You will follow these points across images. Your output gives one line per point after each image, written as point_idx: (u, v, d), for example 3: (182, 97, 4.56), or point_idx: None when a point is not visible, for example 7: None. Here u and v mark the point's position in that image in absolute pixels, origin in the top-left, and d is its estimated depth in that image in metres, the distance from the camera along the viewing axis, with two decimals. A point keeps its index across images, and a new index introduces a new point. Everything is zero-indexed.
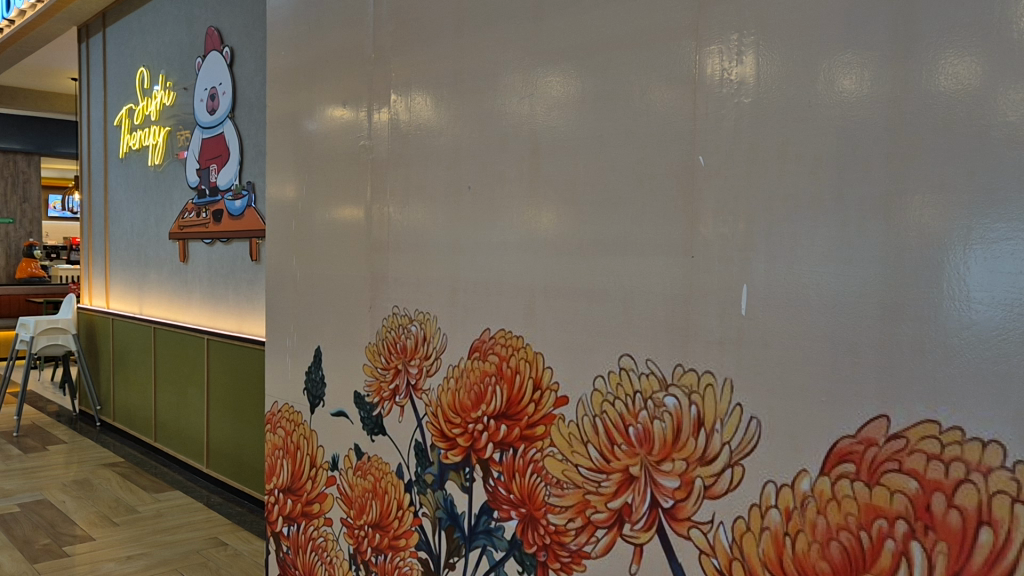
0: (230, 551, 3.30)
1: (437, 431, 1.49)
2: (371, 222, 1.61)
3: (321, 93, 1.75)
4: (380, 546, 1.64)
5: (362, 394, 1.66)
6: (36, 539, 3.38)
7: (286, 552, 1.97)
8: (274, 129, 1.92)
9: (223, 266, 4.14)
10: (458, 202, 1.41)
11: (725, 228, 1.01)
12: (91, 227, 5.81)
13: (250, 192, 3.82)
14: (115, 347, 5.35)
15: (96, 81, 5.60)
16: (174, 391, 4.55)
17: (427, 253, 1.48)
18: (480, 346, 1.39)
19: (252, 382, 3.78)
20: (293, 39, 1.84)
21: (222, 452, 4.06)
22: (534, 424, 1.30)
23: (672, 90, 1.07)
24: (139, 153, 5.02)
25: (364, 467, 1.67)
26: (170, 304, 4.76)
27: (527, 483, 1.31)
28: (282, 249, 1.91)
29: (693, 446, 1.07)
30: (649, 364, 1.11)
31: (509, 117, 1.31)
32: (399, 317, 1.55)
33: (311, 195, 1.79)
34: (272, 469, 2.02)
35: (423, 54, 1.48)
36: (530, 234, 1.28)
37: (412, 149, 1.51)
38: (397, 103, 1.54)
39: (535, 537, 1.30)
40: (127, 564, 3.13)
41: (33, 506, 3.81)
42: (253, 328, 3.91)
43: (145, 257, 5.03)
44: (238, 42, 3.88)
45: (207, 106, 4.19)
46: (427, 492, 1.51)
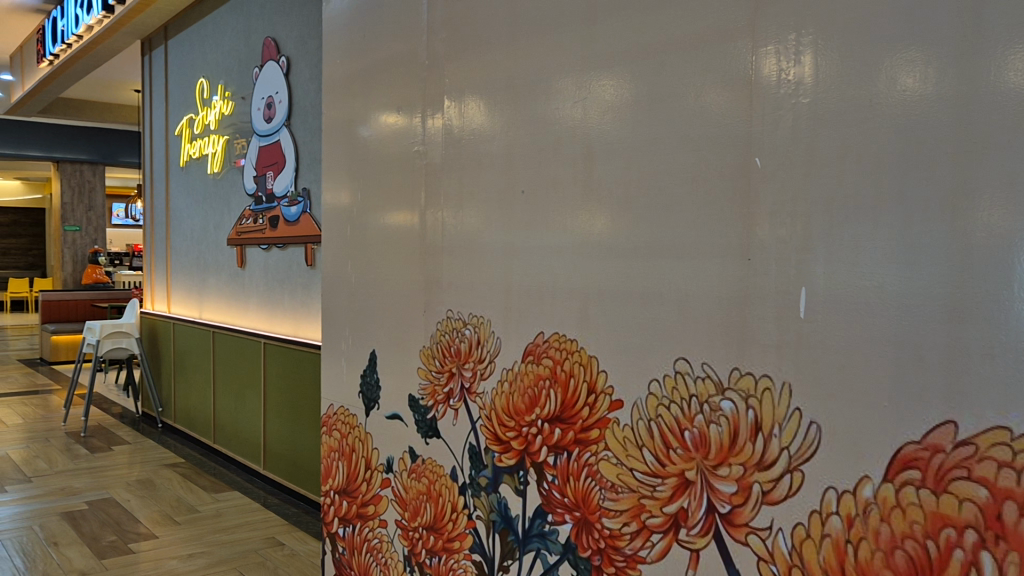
0: (287, 551, 3.36)
1: (491, 435, 1.49)
2: (425, 227, 1.63)
3: (376, 99, 1.78)
4: (434, 548, 1.65)
5: (416, 397, 1.68)
6: (104, 536, 3.49)
7: (342, 553, 1.99)
8: (330, 136, 1.96)
9: (280, 271, 4.22)
10: (511, 207, 1.42)
11: (783, 229, 1.00)
12: (153, 234, 5.97)
13: (306, 198, 3.88)
14: (176, 351, 5.48)
15: (158, 92, 5.76)
16: (232, 394, 4.65)
17: (481, 257, 1.49)
18: (533, 350, 1.39)
19: (308, 384, 3.84)
20: (348, 48, 1.87)
21: (279, 453, 4.14)
22: (588, 428, 1.29)
23: (727, 92, 1.06)
24: (199, 161, 5.15)
25: (419, 469, 1.68)
26: (228, 308, 4.86)
27: (582, 487, 1.31)
28: (338, 254, 1.94)
29: (751, 450, 1.06)
30: (704, 367, 1.10)
31: (562, 121, 1.31)
32: (453, 320, 1.56)
33: (365, 201, 1.82)
34: (328, 471, 2.05)
35: (477, 60, 1.49)
36: (584, 238, 1.28)
37: (465, 154, 1.52)
38: (451, 108, 1.56)
39: (589, 541, 1.29)
40: (189, 562, 3.21)
41: (99, 504, 3.93)
42: (309, 331, 3.98)
43: (205, 263, 5.16)
44: (295, 52, 3.96)
45: (264, 114, 4.27)
46: (480, 495, 1.52)
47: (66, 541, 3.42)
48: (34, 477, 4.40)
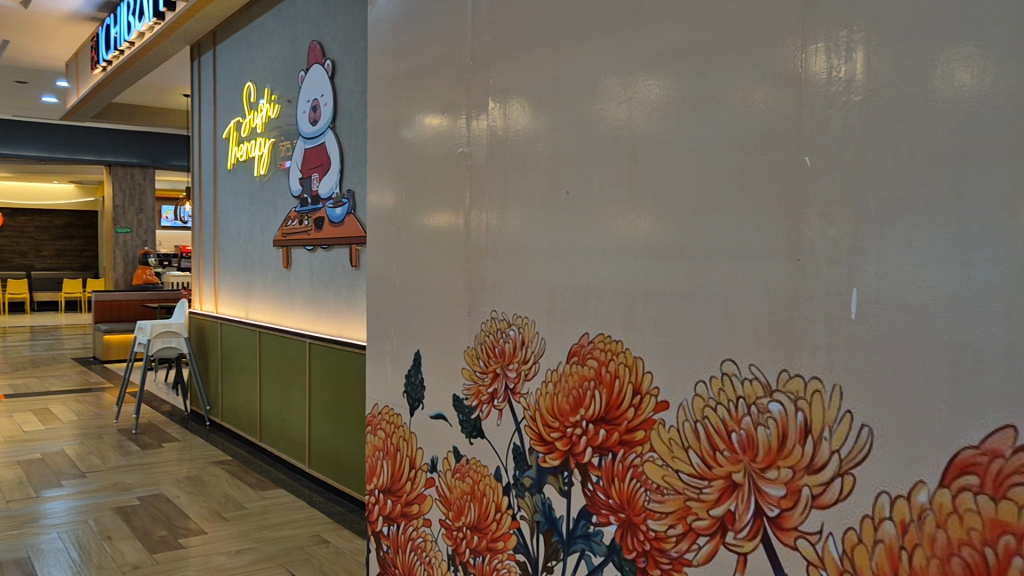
0: (332, 549, 3.40)
1: (536, 435, 1.49)
2: (469, 228, 1.64)
3: (420, 102, 1.79)
4: (478, 548, 1.65)
5: (461, 398, 1.69)
6: (155, 531, 3.57)
7: (386, 551, 2.01)
8: (375, 138, 1.98)
9: (325, 271, 4.27)
10: (556, 207, 1.41)
11: (833, 229, 0.99)
12: (202, 236, 6.09)
13: (351, 200, 3.92)
14: (223, 351, 5.58)
15: (206, 96, 5.87)
16: (278, 393, 4.72)
17: (525, 259, 1.49)
18: (578, 350, 1.39)
19: (352, 383, 3.88)
20: (393, 51, 1.89)
21: (324, 451, 4.19)
22: (633, 429, 1.29)
23: (776, 91, 1.05)
24: (246, 163, 5.23)
25: (463, 469, 1.69)
26: (274, 309, 4.93)
27: (627, 488, 1.30)
28: (383, 255, 1.95)
29: (800, 453, 1.04)
30: (752, 369, 1.09)
31: (607, 121, 1.31)
32: (498, 321, 1.57)
33: (410, 203, 1.83)
34: (373, 470, 2.07)
35: (521, 61, 1.49)
36: (629, 238, 1.27)
37: (509, 156, 1.53)
38: (495, 110, 1.56)
39: (634, 543, 1.28)
40: (237, 558, 3.27)
41: (150, 500, 4.02)
42: (354, 332, 4.02)
43: (251, 264, 5.24)
44: (341, 55, 4.01)
45: (309, 117, 4.32)
46: (525, 496, 1.52)
47: (119, 535, 3.50)
48: (88, 473, 4.52)
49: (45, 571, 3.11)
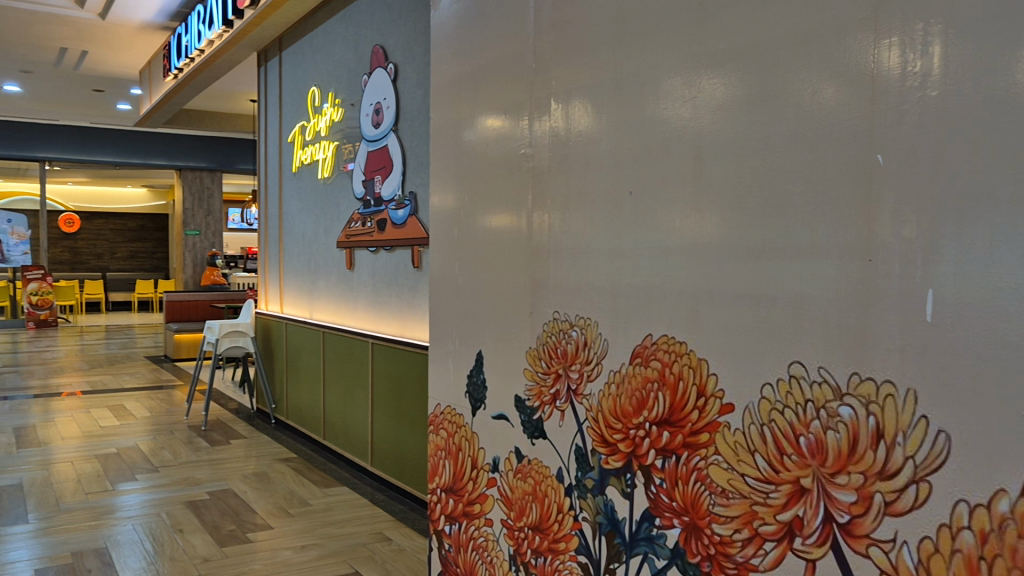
0: (395, 546, 3.44)
1: (598, 437, 1.49)
2: (531, 229, 1.64)
3: (481, 103, 1.80)
4: (540, 548, 1.65)
5: (523, 398, 1.69)
6: (224, 525, 3.67)
7: (448, 550, 2.02)
8: (437, 140, 2.00)
9: (388, 272, 4.33)
10: (618, 208, 1.41)
11: (907, 229, 0.96)
12: (268, 238, 6.23)
13: (413, 201, 3.96)
14: (288, 350, 5.69)
15: (272, 101, 6.01)
16: (341, 391, 4.80)
17: (587, 260, 1.49)
18: (641, 352, 1.38)
19: (415, 382, 3.92)
20: (455, 53, 1.91)
21: (386, 450, 4.24)
22: (697, 432, 1.28)
23: (847, 88, 1.03)
24: (310, 166, 5.33)
25: (524, 470, 1.69)
26: (338, 309, 5.02)
27: (691, 491, 1.29)
28: (445, 257, 1.97)
29: (872, 458, 1.02)
30: (821, 372, 1.07)
31: (671, 120, 1.30)
32: (560, 322, 1.57)
33: (472, 204, 1.85)
34: (435, 469, 2.09)
35: (584, 61, 1.49)
36: (693, 239, 1.26)
37: (571, 156, 1.52)
38: (558, 111, 1.56)
39: (698, 547, 1.27)
40: (303, 553, 3.33)
41: (219, 494, 4.14)
42: (416, 332, 4.07)
43: (316, 265, 5.34)
44: (403, 58, 4.06)
45: (372, 120, 4.39)
46: (587, 497, 1.52)
47: (191, 528, 3.61)
48: (160, 467, 4.67)
49: (121, 561, 3.22)
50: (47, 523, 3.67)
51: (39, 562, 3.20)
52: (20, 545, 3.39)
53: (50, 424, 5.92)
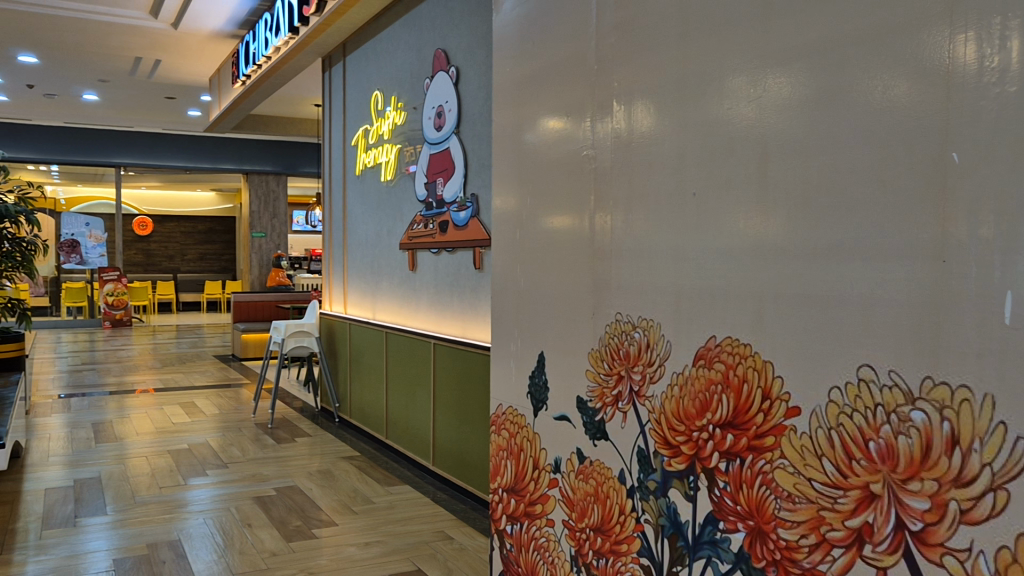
0: (456, 545, 3.47)
1: (661, 438, 1.48)
2: (593, 230, 1.64)
3: (543, 105, 1.81)
4: (602, 550, 1.65)
5: (585, 399, 1.69)
6: (291, 520, 3.75)
7: (509, 550, 2.04)
8: (499, 142, 2.02)
9: (450, 273, 4.37)
10: (682, 209, 1.40)
11: (985, 229, 0.93)
12: (332, 240, 6.35)
13: (475, 203, 4.00)
14: (351, 350, 5.79)
15: (336, 106, 6.12)
16: (404, 391, 4.86)
17: (649, 261, 1.48)
18: (705, 354, 1.37)
19: (476, 383, 3.95)
20: (517, 55, 1.92)
21: (448, 450, 4.28)
22: (763, 435, 1.26)
23: (919, 84, 1.01)
24: (373, 168, 5.41)
25: (587, 471, 1.70)
26: (400, 310, 5.09)
27: (756, 495, 1.27)
28: (507, 259, 1.98)
29: (946, 465, 0.99)
30: (892, 375, 1.04)
31: (735, 120, 1.28)
32: (623, 323, 1.57)
33: (533, 205, 1.86)
34: (497, 469, 2.11)
35: (647, 62, 1.49)
36: (758, 239, 1.25)
37: (633, 157, 1.52)
38: (620, 112, 1.56)
39: (764, 551, 1.25)
40: (367, 550, 3.39)
41: (285, 491, 4.24)
42: (478, 333, 4.10)
43: (379, 266, 5.42)
44: (465, 61, 4.10)
45: (434, 123, 4.43)
46: (649, 499, 1.51)
47: (259, 523, 3.70)
48: (229, 464, 4.80)
49: (193, 553, 3.33)
50: (124, 516, 3.82)
51: (117, 553, 3.33)
52: (98, 536, 3.53)
53: (125, 420, 6.14)
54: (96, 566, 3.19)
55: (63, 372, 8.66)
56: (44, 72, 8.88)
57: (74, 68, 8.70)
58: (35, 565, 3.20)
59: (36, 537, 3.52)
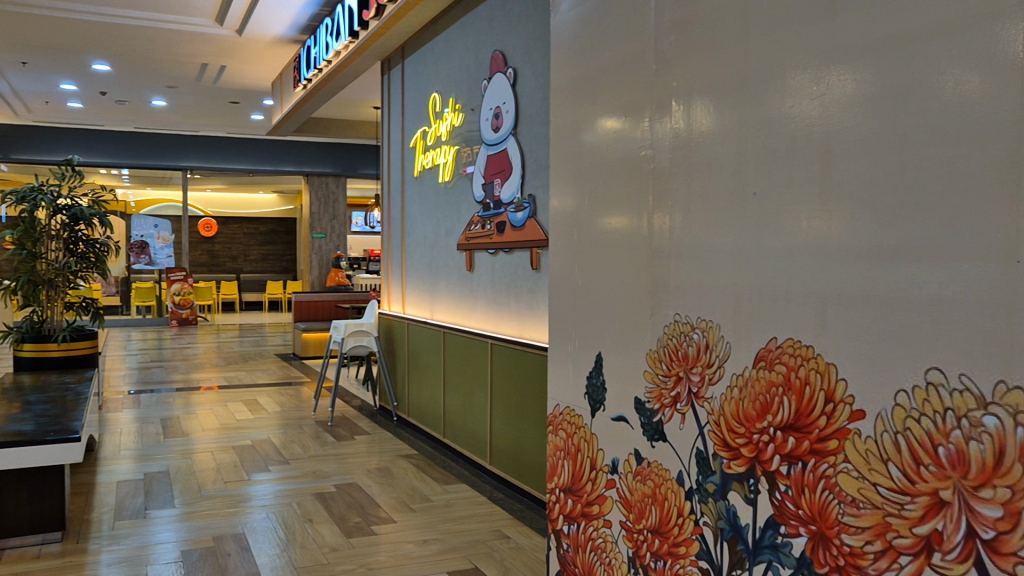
0: (513, 544, 3.49)
1: (720, 440, 1.47)
2: (650, 230, 1.64)
3: (600, 105, 1.81)
4: (659, 551, 1.64)
5: (642, 400, 1.69)
6: (351, 517, 3.82)
7: (566, 550, 2.04)
8: (556, 143, 2.02)
9: (507, 273, 4.38)
10: (742, 209, 1.38)
11: None
12: (391, 240, 6.42)
13: (532, 204, 4.00)
14: (409, 350, 5.86)
15: (395, 108, 6.20)
16: (461, 391, 4.90)
17: (709, 261, 1.47)
18: (765, 355, 1.35)
19: (533, 383, 3.96)
20: (575, 56, 1.92)
21: (505, 449, 4.31)
22: (826, 438, 1.24)
23: (993, 79, 0.98)
24: (431, 170, 5.47)
25: (644, 472, 1.69)
26: (458, 310, 5.13)
27: (818, 500, 1.25)
28: (564, 259, 1.99)
29: (1021, 472, 0.96)
30: (962, 379, 1.02)
31: (797, 118, 1.27)
32: (681, 324, 1.55)
33: (591, 205, 1.86)
34: (554, 469, 2.11)
35: (707, 60, 1.47)
36: (820, 240, 1.23)
37: (693, 156, 1.51)
38: (680, 111, 1.55)
39: (827, 557, 1.23)
40: (425, 547, 3.43)
41: (345, 487, 4.31)
42: (535, 333, 4.11)
43: (437, 267, 5.47)
44: (522, 62, 4.11)
45: (491, 124, 4.46)
46: (708, 501, 1.50)
47: (319, 519, 3.78)
48: (291, 460, 4.90)
49: (257, 547, 3.42)
50: (191, 509, 3.93)
51: (184, 544, 3.43)
52: (166, 528, 3.65)
53: (192, 416, 6.32)
54: (165, 557, 3.29)
55: (133, 369, 8.95)
56: (116, 79, 9.19)
57: (144, 75, 9.00)
58: (108, 554, 3.32)
59: (109, 528, 3.65)
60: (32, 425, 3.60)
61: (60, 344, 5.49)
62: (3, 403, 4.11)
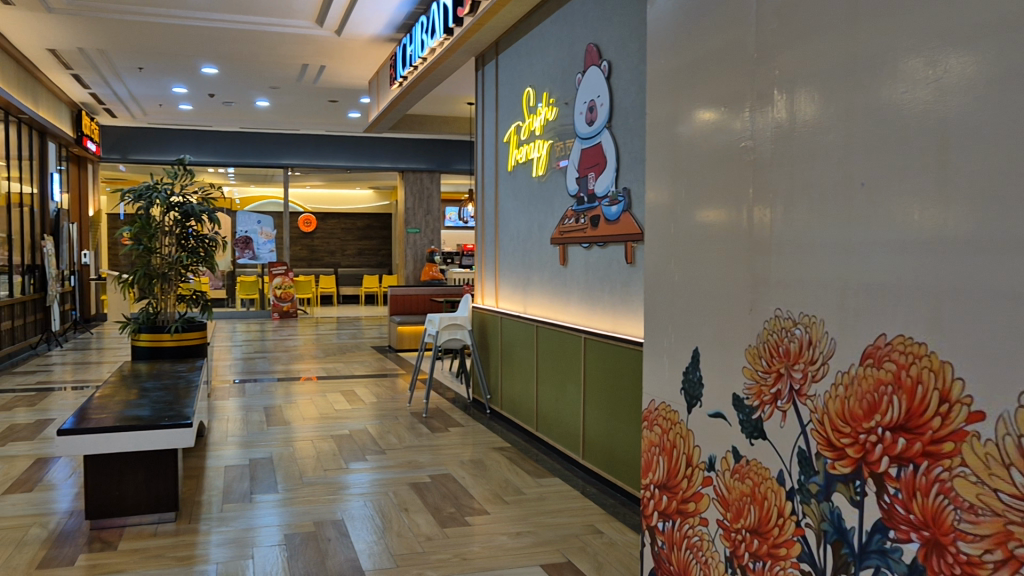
0: (606, 539, 3.47)
1: (824, 440, 1.42)
2: (750, 223, 1.60)
3: (698, 96, 1.78)
4: (758, 552, 1.60)
5: (741, 397, 1.65)
6: (445, 507, 3.88)
7: (661, 547, 2.01)
8: (652, 135, 2.00)
9: (601, 268, 4.36)
10: (849, 200, 1.33)
11: None
12: (485, 235, 6.48)
13: (626, 197, 3.97)
14: (502, 344, 5.90)
15: (489, 103, 6.24)
16: (554, 385, 4.90)
17: (812, 255, 1.42)
18: (874, 352, 1.30)
19: (628, 378, 3.92)
20: (672, 46, 1.89)
21: (598, 444, 4.29)
22: (940, 440, 1.18)
23: None
24: (525, 164, 5.49)
25: (743, 470, 1.66)
26: (551, 304, 5.13)
27: (931, 504, 1.20)
28: (660, 253, 1.96)
29: None
30: None
31: (909, 105, 1.21)
32: (782, 320, 1.51)
33: (687, 198, 1.83)
34: (649, 465, 2.10)
35: (812, 47, 1.42)
36: (934, 233, 1.17)
37: (795, 147, 1.47)
38: (782, 100, 1.50)
39: (941, 565, 1.18)
40: (518, 539, 3.46)
41: (439, 478, 4.39)
42: (630, 327, 4.08)
43: (530, 261, 5.49)
44: (617, 54, 4.08)
45: (586, 117, 4.44)
46: (811, 503, 1.46)
47: (415, 508, 3.85)
48: (387, 450, 5.02)
49: (355, 533, 3.51)
50: (293, 494, 4.08)
51: (287, 528, 3.56)
52: (269, 512, 3.79)
53: (293, 405, 6.54)
54: (268, 540, 3.42)
55: (239, 359, 9.32)
56: (223, 81, 9.57)
57: (250, 77, 9.35)
58: (218, 535, 3.49)
59: (217, 510, 3.83)
60: (149, 411, 3.80)
61: (173, 335, 5.77)
62: (123, 389, 4.35)
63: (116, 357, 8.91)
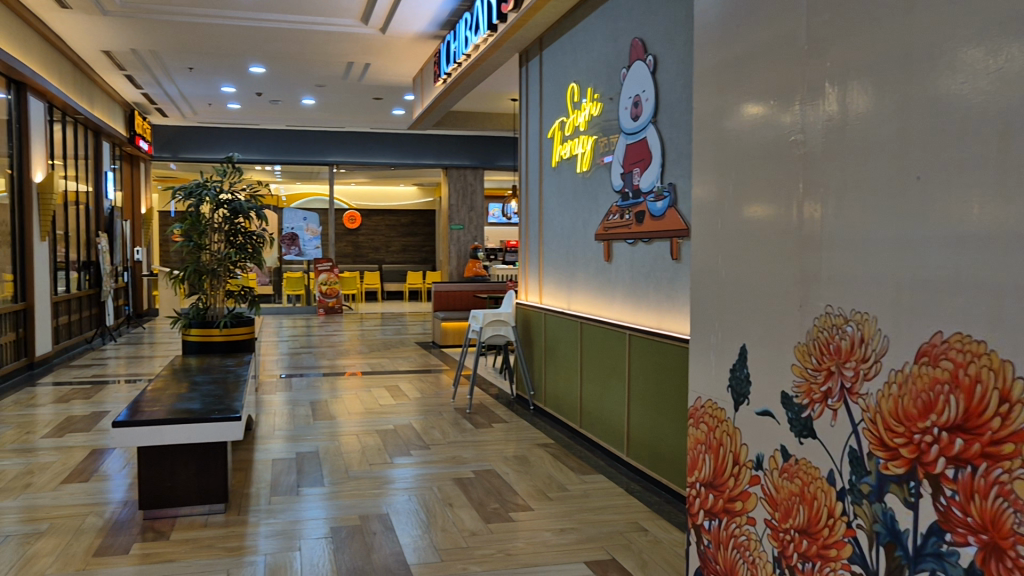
0: (651, 537, 3.45)
1: (876, 439, 1.39)
2: (800, 219, 1.57)
3: (747, 89, 1.75)
4: (808, 553, 1.57)
5: (791, 394, 1.62)
6: (489, 503, 3.89)
7: (707, 546, 1.99)
8: (698, 130, 1.97)
9: (646, 264, 4.33)
10: (904, 193, 1.30)
11: None
12: (528, 231, 6.48)
13: (672, 193, 3.93)
14: (545, 340, 5.90)
15: (533, 98, 6.24)
16: (598, 381, 4.88)
17: (865, 250, 1.39)
18: (930, 350, 1.27)
19: (673, 375, 3.89)
20: (719, 39, 1.86)
21: (643, 441, 4.26)
22: (1000, 441, 1.15)
23: None
24: (568, 160, 5.47)
25: (791, 469, 1.63)
26: (595, 300, 5.11)
27: (990, 507, 1.16)
28: (707, 248, 1.93)
29: None
30: None
31: (967, 97, 1.18)
32: (833, 317, 1.48)
33: (735, 193, 1.80)
34: (695, 463, 2.08)
35: (866, 36, 1.39)
36: (995, 227, 1.14)
37: (847, 139, 1.44)
38: (834, 93, 1.47)
39: (1000, 569, 1.15)
40: (562, 536, 3.45)
41: (483, 474, 4.40)
42: (675, 324, 4.04)
43: (574, 257, 5.48)
44: (662, 49, 4.04)
45: (631, 112, 4.40)
46: (862, 503, 1.43)
47: (459, 503, 3.87)
48: (431, 445, 5.05)
49: (400, 527, 3.54)
50: (338, 488, 4.13)
51: (333, 521, 3.60)
52: (315, 505, 3.84)
53: (339, 400, 6.62)
54: (315, 533, 3.47)
55: (285, 354, 9.46)
56: (271, 80, 9.72)
57: (297, 76, 9.47)
58: (265, 527, 3.54)
59: (265, 502, 3.89)
60: (199, 404, 3.88)
61: (222, 330, 5.89)
62: (175, 383, 4.45)
63: (167, 352, 9.11)
